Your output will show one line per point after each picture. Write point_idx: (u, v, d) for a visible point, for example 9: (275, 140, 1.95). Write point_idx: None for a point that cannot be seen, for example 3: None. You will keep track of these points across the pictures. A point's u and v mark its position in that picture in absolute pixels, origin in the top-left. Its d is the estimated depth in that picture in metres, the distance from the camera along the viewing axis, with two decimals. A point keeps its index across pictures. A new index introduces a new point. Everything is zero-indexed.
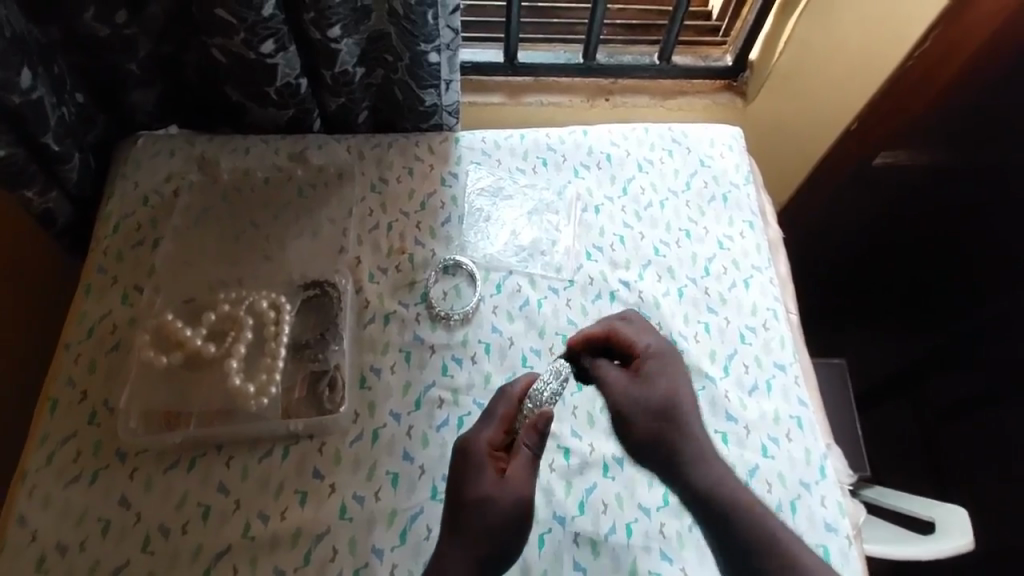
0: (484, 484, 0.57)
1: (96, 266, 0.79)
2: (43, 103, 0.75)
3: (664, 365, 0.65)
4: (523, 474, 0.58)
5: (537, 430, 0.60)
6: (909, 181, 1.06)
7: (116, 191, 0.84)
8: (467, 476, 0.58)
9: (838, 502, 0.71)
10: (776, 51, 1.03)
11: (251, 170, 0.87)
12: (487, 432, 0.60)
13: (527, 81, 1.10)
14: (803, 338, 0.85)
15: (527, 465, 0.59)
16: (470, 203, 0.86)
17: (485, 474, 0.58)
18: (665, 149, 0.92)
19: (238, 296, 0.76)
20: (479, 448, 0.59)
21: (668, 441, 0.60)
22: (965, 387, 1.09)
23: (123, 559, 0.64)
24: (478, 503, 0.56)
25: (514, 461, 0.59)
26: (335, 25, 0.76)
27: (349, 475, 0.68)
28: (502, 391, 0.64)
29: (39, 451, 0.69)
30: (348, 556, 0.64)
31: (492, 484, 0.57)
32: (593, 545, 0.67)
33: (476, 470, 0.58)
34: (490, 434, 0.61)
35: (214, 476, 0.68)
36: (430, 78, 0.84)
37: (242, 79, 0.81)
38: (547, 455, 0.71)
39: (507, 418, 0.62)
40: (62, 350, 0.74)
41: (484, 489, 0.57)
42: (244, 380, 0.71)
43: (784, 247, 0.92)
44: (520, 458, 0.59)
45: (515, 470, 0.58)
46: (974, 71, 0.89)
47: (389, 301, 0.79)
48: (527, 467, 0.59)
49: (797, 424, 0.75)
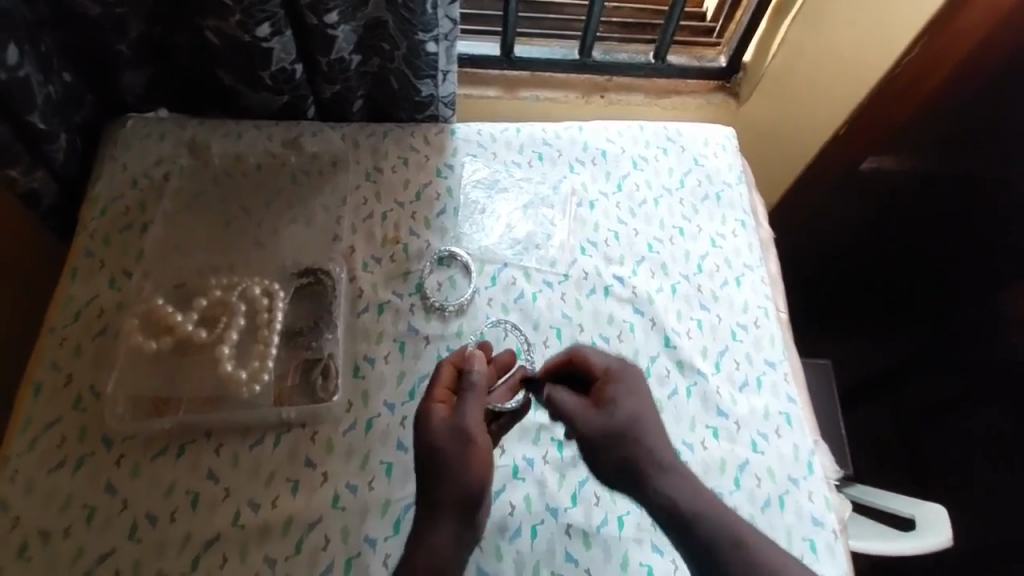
0: (434, 421, 0.57)
1: (82, 249, 0.77)
2: (30, 81, 0.73)
3: (623, 373, 0.62)
4: (467, 416, 0.57)
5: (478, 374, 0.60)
6: (895, 186, 1.08)
7: (104, 172, 0.82)
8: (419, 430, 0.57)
9: (825, 497, 0.72)
10: (769, 52, 1.08)
11: (243, 155, 0.85)
12: (429, 391, 0.60)
13: (523, 75, 1.09)
14: (792, 337, 0.86)
15: (477, 406, 0.58)
16: (466, 195, 0.86)
17: (433, 421, 0.56)
18: (660, 147, 0.93)
19: (230, 281, 0.75)
20: (425, 402, 0.58)
21: (623, 447, 0.57)
22: (946, 388, 1.11)
23: (110, 546, 0.62)
24: (429, 446, 0.55)
25: (461, 404, 0.58)
26: (332, 11, 0.75)
27: (341, 464, 0.68)
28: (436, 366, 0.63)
29: (22, 436, 0.67)
30: (340, 545, 0.64)
31: (445, 417, 0.57)
32: (585, 537, 0.67)
33: (425, 413, 0.57)
34: (432, 392, 0.60)
35: (204, 464, 0.67)
36: (427, 68, 0.83)
37: (237, 62, 0.80)
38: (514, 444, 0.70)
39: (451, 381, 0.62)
40: (46, 334, 0.72)
41: (436, 424, 0.56)
42: (236, 367, 0.70)
43: (775, 247, 0.93)
44: (464, 402, 0.58)
45: (459, 414, 0.57)
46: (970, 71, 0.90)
47: (383, 290, 0.78)
48: (475, 409, 0.58)
49: (785, 420, 0.76)
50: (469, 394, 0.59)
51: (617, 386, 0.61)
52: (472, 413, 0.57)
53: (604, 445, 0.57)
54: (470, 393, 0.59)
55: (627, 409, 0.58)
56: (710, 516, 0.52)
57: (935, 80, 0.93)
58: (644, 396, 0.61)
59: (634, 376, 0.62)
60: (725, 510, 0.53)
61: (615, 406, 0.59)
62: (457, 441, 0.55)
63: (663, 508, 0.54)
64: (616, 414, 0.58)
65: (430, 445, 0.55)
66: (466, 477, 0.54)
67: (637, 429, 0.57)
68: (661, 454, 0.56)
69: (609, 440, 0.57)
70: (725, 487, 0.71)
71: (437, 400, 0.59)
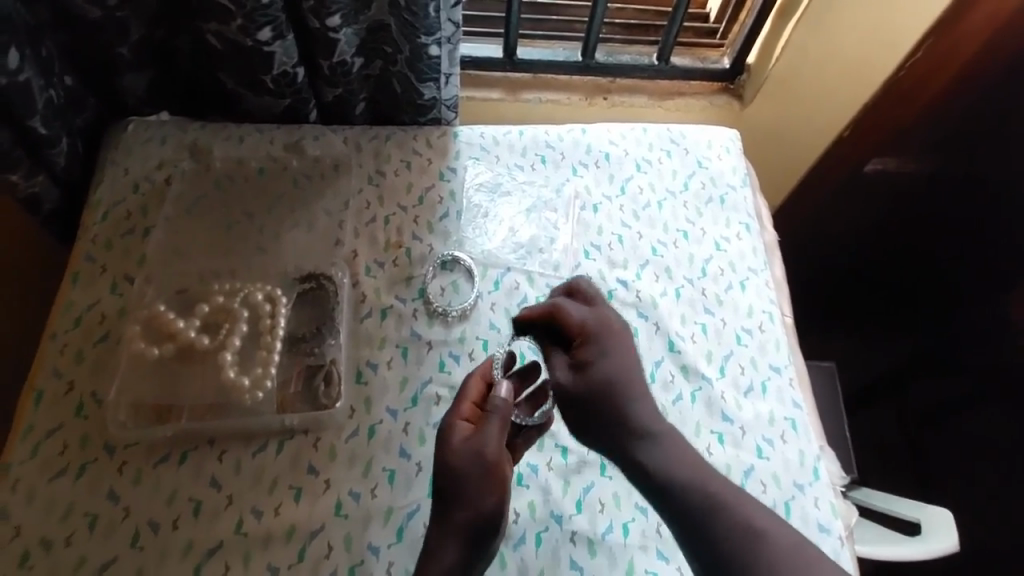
0: (455, 442, 0.58)
1: (83, 254, 0.77)
2: (31, 86, 0.73)
3: (600, 330, 0.62)
4: (488, 442, 0.58)
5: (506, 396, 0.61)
6: (900, 187, 1.08)
7: (105, 177, 0.82)
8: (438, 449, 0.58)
9: (831, 503, 0.72)
10: (773, 53, 1.03)
11: (245, 159, 0.85)
12: (455, 406, 0.61)
13: (525, 77, 1.09)
14: (797, 341, 0.85)
15: (499, 432, 0.59)
16: (469, 199, 0.85)
17: (454, 443, 0.58)
18: (664, 149, 0.92)
19: (232, 287, 0.74)
20: (449, 420, 0.59)
21: (610, 411, 0.59)
22: (951, 391, 1.10)
23: (112, 555, 0.62)
24: (446, 467, 0.57)
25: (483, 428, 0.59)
26: (334, 14, 0.74)
27: (344, 471, 0.67)
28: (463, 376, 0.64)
29: (23, 444, 0.66)
30: (343, 553, 0.63)
31: (466, 440, 0.58)
32: (590, 544, 0.66)
33: (447, 432, 0.58)
34: (459, 407, 0.61)
35: (207, 471, 0.66)
36: (430, 71, 0.83)
37: (238, 66, 0.80)
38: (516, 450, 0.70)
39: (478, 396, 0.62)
40: (47, 340, 0.72)
41: (456, 445, 0.57)
42: (239, 373, 0.70)
43: (779, 250, 0.93)
44: (488, 425, 0.59)
45: (480, 439, 0.58)
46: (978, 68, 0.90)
47: (386, 295, 0.77)
48: (496, 435, 0.58)
49: (791, 425, 0.75)
50: (493, 417, 0.59)
51: (601, 346, 0.62)
52: (492, 438, 0.58)
53: (588, 404, 0.59)
54: (493, 417, 0.59)
55: (610, 373, 0.60)
56: (712, 491, 0.54)
57: (939, 81, 0.93)
58: (623, 353, 0.62)
59: (614, 332, 0.63)
60: (741, 502, 0.53)
61: (595, 364, 0.60)
62: (472, 467, 0.57)
63: (647, 474, 0.57)
64: (598, 374, 0.60)
65: (448, 467, 0.57)
66: (479, 503, 0.56)
67: (625, 394, 0.59)
68: (643, 419, 0.59)
69: (593, 400, 0.59)
70: None
71: (462, 419, 0.59)
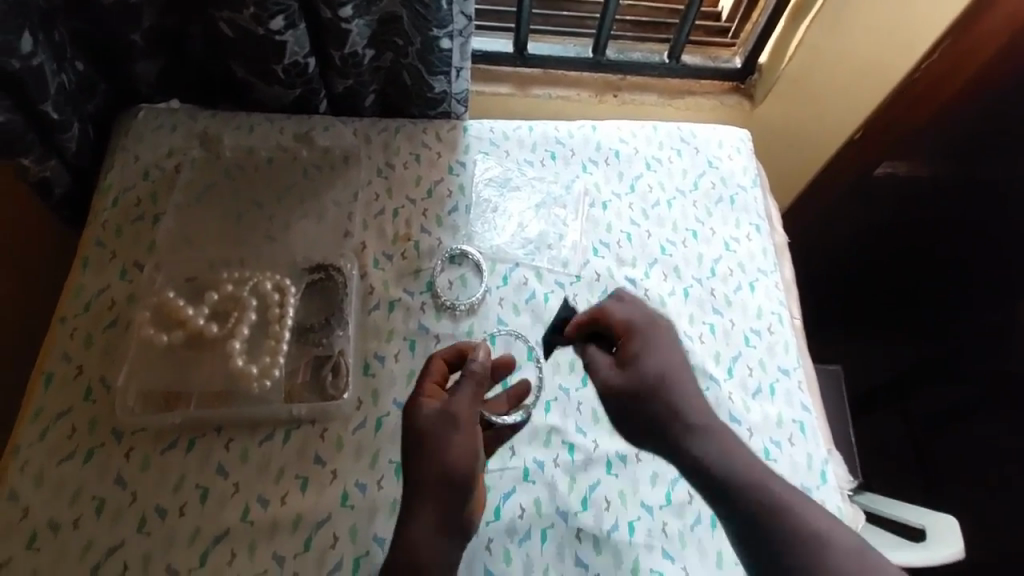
0: (425, 409, 0.56)
1: (93, 239, 0.77)
2: (44, 70, 0.73)
3: (648, 332, 0.61)
4: (462, 404, 0.56)
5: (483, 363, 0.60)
6: (908, 191, 1.08)
7: (116, 163, 0.82)
8: (409, 416, 0.56)
9: (837, 507, 0.72)
10: (787, 55, 1.04)
11: (256, 148, 0.85)
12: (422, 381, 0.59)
13: (535, 73, 1.09)
14: (804, 343, 0.85)
15: (471, 396, 0.57)
16: (478, 193, 0.85)
17: (423, 407, 0.56)
18: (674, 148, 0.92)
19: (241, 276, 0.74)
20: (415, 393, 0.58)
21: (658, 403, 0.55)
22: (956, 396, 1.10)
23: (118, 540, 0.62)
24: (417, 432, 0.55)
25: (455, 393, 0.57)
26: (347, 5, 0.74)
27: (351, 462, 0.67)
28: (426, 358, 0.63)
29: (31, 428, 0.66)
30: (349, 544, 0.63)
31: (436, 406, 0.56)
32: (595, 541, 0.66)
33: (415, 404, 0.57)
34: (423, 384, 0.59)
35: (213, 458, 0.66)
36: (441, 65, 0.83)
37: (249, 56, 0.80)
38: (523, 448, 0.70)
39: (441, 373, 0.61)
40: (57, 324, 0.72)
41: (425, 411, 0.55)
42: (247, 362, 0.70)
43: (788, 251, 0.92)
44: (461, 388, 0.57)
45: (454, 401, 0.56)
46: (994, 74, 0.89)
47: (394, 288, 0.77)
48: (470, 396, 0.57)
49: (798, 428, 0.76)
50: (465, 382, 0.58)
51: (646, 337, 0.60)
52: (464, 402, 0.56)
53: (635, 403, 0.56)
54: (469, 380, 0.58)
55: (659, 366, 0.57)
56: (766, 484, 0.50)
57: (957, 85, 0.92)
58: (670, 348, 0.60)
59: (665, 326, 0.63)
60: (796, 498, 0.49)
61: (639, 363, 0.58)
62: (444, 428, 0.54)
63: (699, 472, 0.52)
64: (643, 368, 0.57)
65: (420, 428, 0.55)
66: (451, 462, 0.53)
67: (676, 385, 0.56)
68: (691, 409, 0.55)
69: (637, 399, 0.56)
70: None
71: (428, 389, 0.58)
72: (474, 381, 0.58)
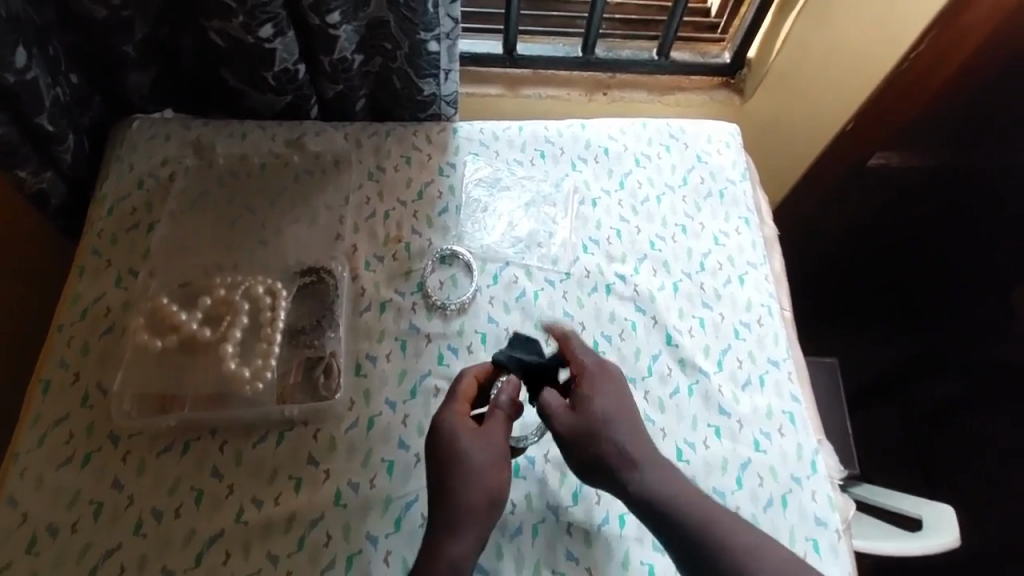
0: (462, 440, 0.59)
1: (90, 249, 0.79)
2: (38, 84, 0.74)
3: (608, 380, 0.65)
4: (495, 437, 0.60)
5: (511, 395, 0.62)
6: (902, 182, 1.08)
7: (110, 173, 0.83)
8: (444, 441, 0.59)
9: (828, 496, 0.72)
10: (774, 47, 1.04)
11: (247, 155, 0.86)
12: (454, 407, 0.61)
13: (525, 73, 1.10)
14: (796, 336, 0.86)
15: (503, 426, 0.61)
16: (468, 193, 0.86)
17: (460, 438, 0.59)
18: (663, 144, 0.93)
19: (234, 280, 0.76)
20: (449, 417, 0.60)
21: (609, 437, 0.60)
22: (954, 386, 1.10)
23: (115, 542, 0.63)
24: (453, 459, 0.58)
25: (487, 425, 0.60)
26: (334, 11, 0.75)
27: (344, 462, 0.68)
28: (458, 375, 0.65)
29: (30, 434, 0.68)
30: (342, 542, 0.64)
31: (474, 436, 0.59)
32: (586, 535, 0.67)
33: (453, 431, 0.59)
34: (456, 405, 0.62)
35: (208, 461, 0.68)
36: (429, 67, 0.84)
37: (241, 63, 0.81)
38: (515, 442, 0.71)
39: (466, 396, 0.63)
40: (54, 333, 0.74)
41: (463, 441, 0.59)
42: (240, 365, 0.71)
43: (779, 245, 0.93)
44: (493, 419, 0.61)
45: (487, 434, 0.60)
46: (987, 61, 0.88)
47: (385, 289, 0.78)
48: (502, 428, 0.61)
49: (789, 419, 0.76)
50: (498, 413, 0.61)
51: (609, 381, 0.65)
52: (502, 433, 0.60)
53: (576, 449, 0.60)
54: (499, 413, 0.61)
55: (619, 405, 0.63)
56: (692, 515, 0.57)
57: (947, 73, 0.92)
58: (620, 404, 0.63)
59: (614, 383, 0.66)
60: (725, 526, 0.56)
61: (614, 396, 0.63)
62: (479, 461, 0.58)
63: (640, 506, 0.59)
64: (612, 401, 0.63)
65: (455, 455, 0.58)
66: (491, 489, 0.58)
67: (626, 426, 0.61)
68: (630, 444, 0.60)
69: (581, 443, 0.60)
70: (726, 486, 0.71)
71: (463, 418, 0.61)
72: (507, 417, 0.62)
